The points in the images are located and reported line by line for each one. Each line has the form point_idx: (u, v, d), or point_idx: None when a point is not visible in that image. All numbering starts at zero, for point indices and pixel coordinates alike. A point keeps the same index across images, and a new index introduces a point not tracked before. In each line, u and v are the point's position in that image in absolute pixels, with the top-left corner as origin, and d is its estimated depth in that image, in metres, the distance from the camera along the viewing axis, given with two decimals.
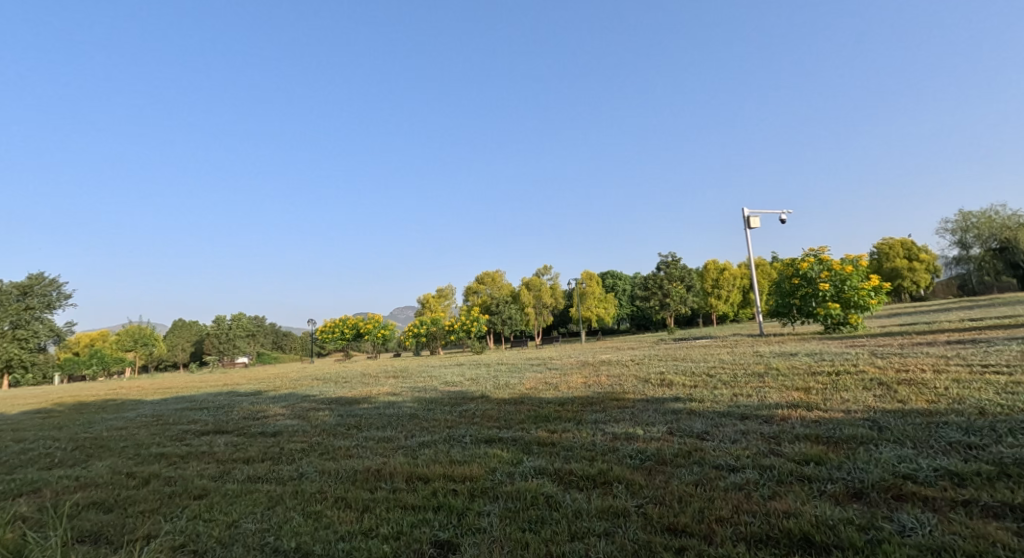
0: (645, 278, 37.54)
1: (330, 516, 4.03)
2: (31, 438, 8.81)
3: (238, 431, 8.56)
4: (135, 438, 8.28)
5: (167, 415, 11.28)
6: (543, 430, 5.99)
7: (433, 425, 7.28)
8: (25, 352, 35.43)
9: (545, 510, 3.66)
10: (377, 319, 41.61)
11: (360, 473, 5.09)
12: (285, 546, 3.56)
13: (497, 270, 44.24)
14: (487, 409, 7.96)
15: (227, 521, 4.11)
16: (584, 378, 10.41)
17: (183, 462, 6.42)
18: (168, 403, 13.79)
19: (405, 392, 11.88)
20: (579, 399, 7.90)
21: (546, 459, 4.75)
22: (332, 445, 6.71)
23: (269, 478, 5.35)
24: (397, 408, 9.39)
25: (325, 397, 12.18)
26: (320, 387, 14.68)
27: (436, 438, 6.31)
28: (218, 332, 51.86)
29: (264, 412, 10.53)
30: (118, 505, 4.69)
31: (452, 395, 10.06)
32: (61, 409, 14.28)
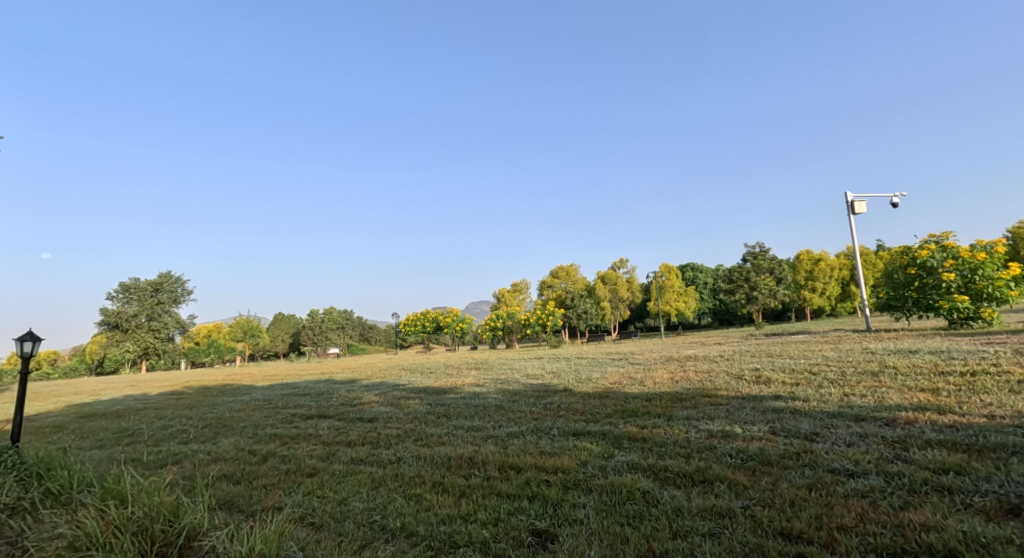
0: (730, 270, 35.73)
1: (430, 500, 4.21)
2: (167, 416, 10.00)
3: (339, 416, 9.21)
4: (252, 420, 9.17)
5: (277, 399, 12.38)
6: (633, 425, 5.87)
7: (520, 416, 7.38)
8: (159, 340, 40.37)
9: (643, 506, 3.59)
10: (455, 313, 42.65)
11: (454, 459, 5.27)
12: (391, 525, 3.78)
13: (572, 264, 43.07)
14: (572, 403, 7.95)
15: (338, 498, 4.43)
16: (670, 373, 10.06)
17: (294, 443, 7.00)
18: (276, 389, 15.12)
19: (488, 383, 12.16)
20: (668, 394, 7.67)
21: (638, 454, 4.65)
22: (425, 432, 7.02)
23: (370, 461, 5.70)
24: (482, 399, 9.65)
25: (413, 387, 12.76)
26: (408, 377, 15.43)
27: (524, 429, 6.39)
28: (313, 325, 55.90)
29: (360, 399, 11.24)
30: (244, 478, 5.22)
31: (536, 388, 10.15)
32: (189, 392, 16.11)
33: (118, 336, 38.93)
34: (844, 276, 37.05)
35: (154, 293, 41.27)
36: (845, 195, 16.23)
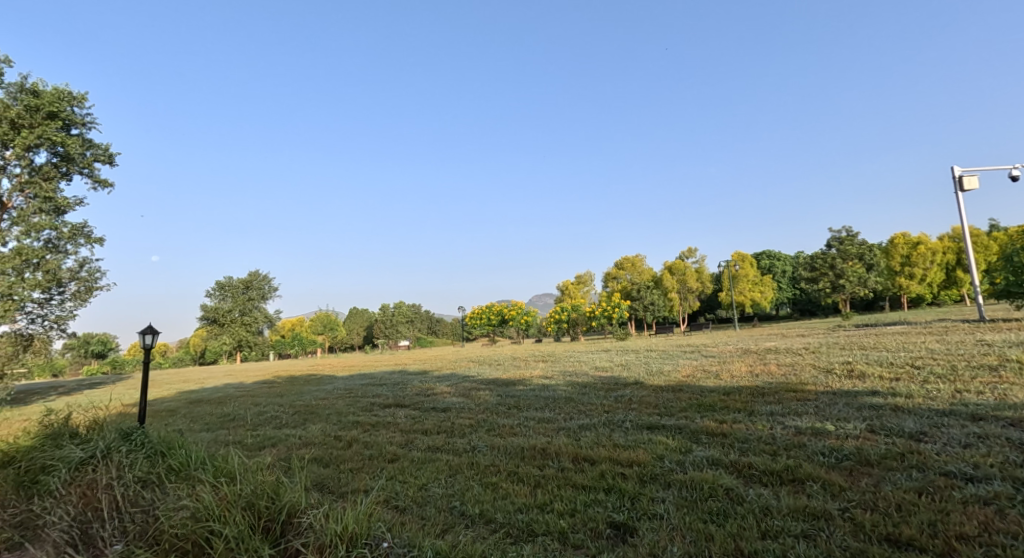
0: (813, 257, 33.47)
1: (506, 488, 4.28)
2: (261, 403, 10.84)
3: (414, 405, 9.57)
4: (336, 408, 9.74)
5: (356, 389, 13.06)
6: (711, 419, 5.66)
7: (591, 409, 7.33)
8: (250, 334, 43.66)
9: (726, 503, 3.46)
10: (520, 306, 42.73)
11: (528, 450, 5.32)
12: (470, 511, 3.88)
13: (638, 255, 41.80)
14: (645, 396, 7.80)
15: (418, 483, 4.61)
16: (749, 367, 9.59)
17: (374, 430, 7.34)
18: (354, 379, 15.96)
19: (557, 375, 12.17)
20: (748, 388, 7.32)
21: (718, 450, 4.48)
22: (497, 423, 7.14)
23: (446, 449, 5.88)
24: (552, 391, 9.67)
25: (483, 378, 13.02)
26: (478, 369, 15.75)
27: (596, 421, 6.34)
28: (385, 319, 58.32)
29: (433, 390, 11.61)
30: (332, 461, 5.56)
31: (606, 381, 10.05)
32: (278, 381, 17.38)
33: (216, 330, 42.57)
34: (949, 260, 33.71)
35: (245, 290, 44.64)
36: (952, 170, 14.64)
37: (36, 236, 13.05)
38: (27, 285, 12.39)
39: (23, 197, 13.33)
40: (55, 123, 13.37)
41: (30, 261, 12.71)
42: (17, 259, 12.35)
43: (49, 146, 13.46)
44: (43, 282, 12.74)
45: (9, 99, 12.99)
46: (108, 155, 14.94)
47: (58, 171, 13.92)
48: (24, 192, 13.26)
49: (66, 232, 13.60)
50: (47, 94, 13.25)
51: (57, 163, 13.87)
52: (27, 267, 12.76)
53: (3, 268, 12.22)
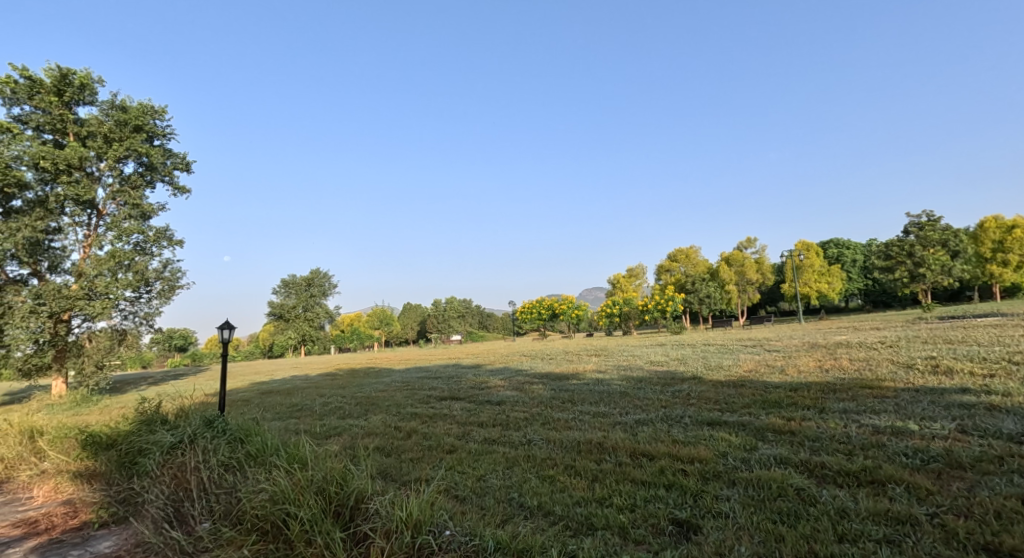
0: (888, 245, 31.34)
1: (563, 482, 4.29)
2: (325, 394, 11.36)
3: (469, 398, 9.73)
4: (394, 399, 10.05)
5: (413, 381, 13.44)
6: (777, 416, 5.43)
7: (647, 403, 7.20)
8: (313, 329, 45.75)
9: (797, 504, 3.32)
10: (571, 300, 42.41)
11: (584, 444, 5.29)
12: (528, 503, 3.91)
13: (692, 246, 40.60)
14: (704, 391, 7.58)
15: (476, 474, 4.69)
16: (818, 362, 9.11)
17: (432, 422, 7.52)
18: (411, 372, 16.43)
19: (611, 370, 12.04)
20: (817, 384, 6.97)
21: (787, 448, 4.30)
22: (552, 416, 7.14)
23: (502, 441, 5.94)
24: (606, 385, 9.57)
25: (536, 372, 13.07)
26: (531, 363, 15.81)
27: (653, 417, 6.22)
28: (437, 314, 59.50)
29: (487, 383, 11.77)
30: (393, 451, 5.75)
31: (662, 375, 9.84)
32: (340, 373, 18.16)
33: (282, 325, 44.95)
34: None
35: (307, 287, 46.75)
36: None
37: (127, 239, 14.18)
38: (121, 284, 13.53)
39: (114, 204, 14.50)
40: (141, 135, 14.46)
41: (122, 263, 13.85)
42: (111, 261, 13.48)
43: (136, 157, 14.59)
44: (133, 282, 13.84)
45: (102, 116, 14.14)
46: (186, 163, 16.00)
47: (144, 180, 15.06)
48: (115, 199, 14.43)
49: (152, 236, 14.70)
50: (133, 109, 14.32)
51: (142, 172, 15.00)
52: (120, 268, 13.90)
53: (100, 270, 13.39)
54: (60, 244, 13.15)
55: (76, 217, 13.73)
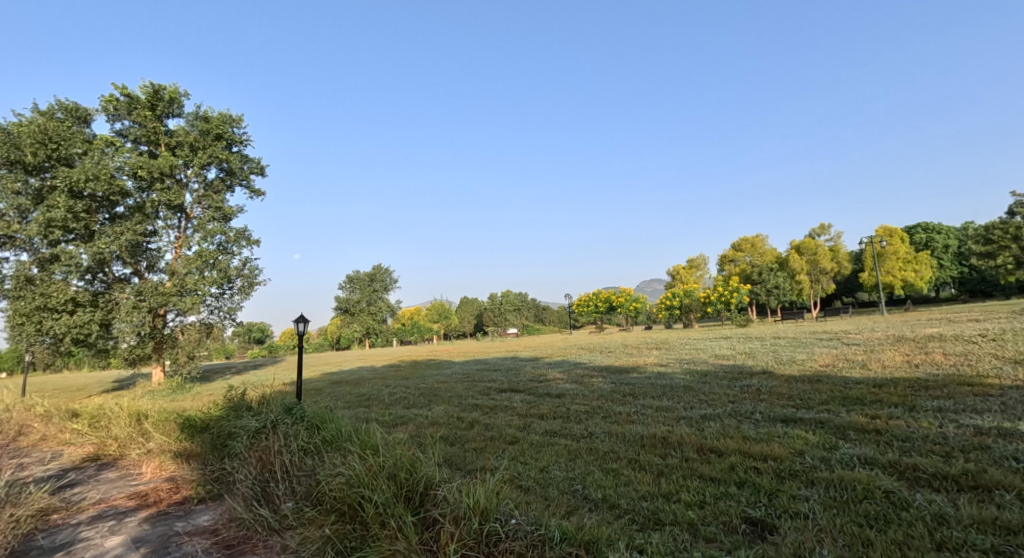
0: (987, 229, 28.56)
1: (628, 475, 4.23)
2: (390, 385, 11.77)
3: (529, 390, 9.79)
4: (456, 391, 10.27)
5: (473, 373, 13.67)
6: (860, 414, 5.10)
7: (713, 398, 6.97)
8: (376, 322, 47.50)
9: (886, 507, 3.12)
10: (628, 292, 41.41)
11: (648, 438, 5.20)
12: (593, 496, 3.89)
13: (759, 235, 38.69)
14: (775, 386, 7.24)
15: (539, 466, 4.72)
16: (905, 356, 8.47)
17: (493, 413, 7.63)
18: (471, 364, 16.72)
19: (674, 363, 11.73)
20: (904, 380, 6.48)
21: (872, 448, 4.04)
22: (614, 410, 7.05)
23: (564, 434, 5.93)
24: (669, 379, 9.34)
25: (595, 365, 12.95)
26: (589, 356, 15.67)
27: (721, 412, 6.01)
28: (494, 307, 60.05)
29: (546, 376, 11.79)
30: (457, 441, 5.88)
31: (729, 369, 9.49)
32: (404, 365, 18.76)
33: (347, 319, 46.96)
34: None
35: (371, 283, 48.59)
36: None
37: (211, 240, 15.25)
38: (208, 281, 14.63)
39: (200, 208, 15.62)
40: (221, 143, 15.49)
41: (208, 261, 14.89)
42: (198, 261, 14.54)
43: (218, 163, 15.65)
44: (217, 279, 14.88)
45: (188, 126, 15.24)
46: (261, 167, 16.97)
47: (225, 184, 16.13)
48: (200, 203, 15.54)
49: (232, 237, 15.72)
50: (214, 119, 15.35)
51: (223, 177, 16.07)
52: (206, 267, 14.97)
53: (189, 268, 14.50)
54: (155, 245, 14.33)
55: (169, 220, 14.92)
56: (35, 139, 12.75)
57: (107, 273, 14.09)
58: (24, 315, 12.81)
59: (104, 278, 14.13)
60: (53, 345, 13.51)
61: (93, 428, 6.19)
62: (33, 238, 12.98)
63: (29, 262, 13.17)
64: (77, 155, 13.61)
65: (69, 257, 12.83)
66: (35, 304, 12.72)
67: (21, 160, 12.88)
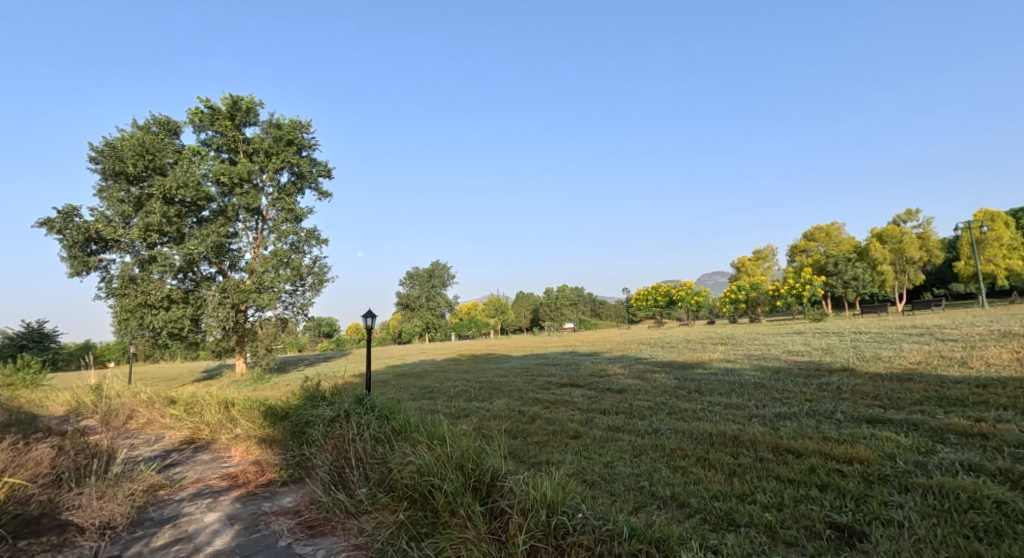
0: None
1: (698, 474, 4.10)
2: (452, 378, 12.02)
3: (589, 385, 9.69)
4: (516, 384, 10.34)
5: (532, 367, 13.72)
6: (959, 416, 4.69)
7: (788, 396, 6.63)
8: (436, 317, 48.63)
9: (995, 519, 2.86)
10: (689, 286, 39.98)
11: (716, 436, 5.02)
12: (661, 493, 3.80)
13: (834, 223, 36.32)
14: (858, 385, 6.78)
15: (604, 460, 4.67)
16: (1009, 354, 7.71)
17: (554, 407, 7.62)
18: (530, 359, 16.79)
19: (742, 359, 11.25)
20: (1011, 381, 5.88)
21: (977, 453, 3.71)
22: (678, 406, 6.85)
23: (627, 430, 5.83)
24: (737, 375, 8.96)
25: (657, 360, 12.64)
26: (651, 351, 15.31)
27: (796, 411, 5.70)
28: (549, 302, 59.85)
29: (606, 371, 11.64)
30: (520, 434, 5.92)
31: (804, 366, 8.98)
32: (465, 359, 19.14)
33: (408, 314, 48.43)
34: None
35: (429, 279, 49.74)
36: None
37: (285, 240, 16.16)
38: (284, 278, 15.54)
39: (275, 210, 16.57)
40: (292, 149, 16.34)
41: (283, 261, 15.79)
42: (274, 260, 15.45)
43: (289, 168, 16.54)
44: (291, 276, 15.76)
45: (263, 134, 16.18)
46: (328, 170, 17.77)
47: (296, 188, 17.01)
48: (274, 206, 16.48)
49: (304, 236, 16.58)
50: (286, 126, 16.19)
51: (294, 181, 16.95)
52: (281, 265, 15.89)
53: (266, 267, 15.44)
54: (236, 246, 15.36)
55: (247, 222, 15.93)
56: (135, 151, 13.95)
57: (195, 272, 15.25)
58: (128, 311, 14.13)
59: (194, 277, 15.29)
60: (152, 338, 14.84)
61: (189, 414, 6.72)
62: (134, 241, 14.25)
63: (131, 263, 14.47)
64: (169, 165, 14.78)
65: (165, 258, 14.00)
66: (137, 301, 13.99)
67: (124, 171, 14.14)
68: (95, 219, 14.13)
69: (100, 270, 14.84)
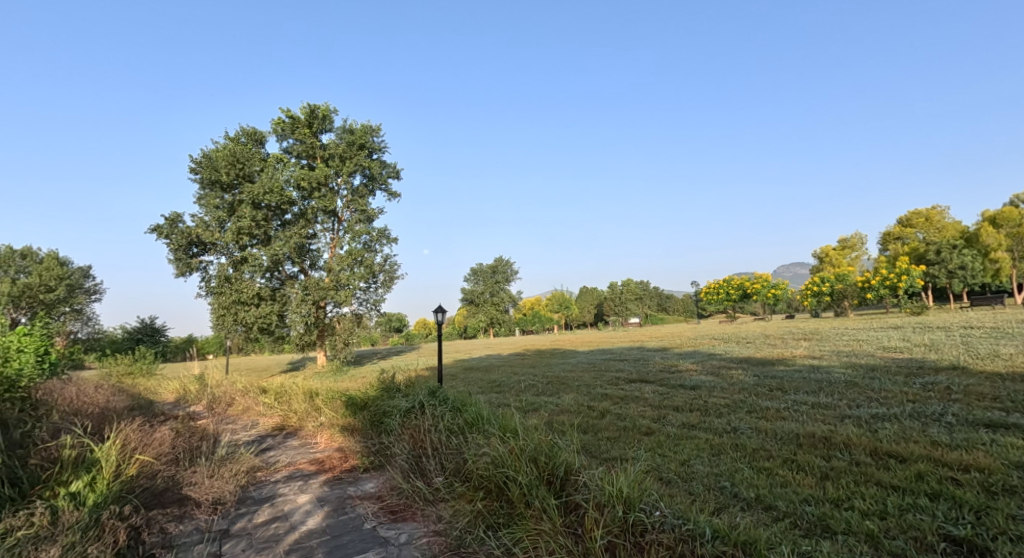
0: None
1: (785, 476, 3.86)
2: (519, 373, 12.08)
3: (660, 381, 9.41)
4: (584, 380, 10.21)
5: (600, 363, 13.52)
6: None
7: (887, 396, 6.10)
8: (500, 313, 49.20)
9: None
10: (765, 278, 37.73)
11: (804, 437, 4.71)
12: (744, 494, 3.62)
13: (938, 207, 32.83)
14: (971, 385, 6.12)
15: (680, 458, 4.52)
16: None
17: (624, 403, 7.46)
18: (597, 354, 16.56)
19: (829, 356, 10.49)
20: None
21: None
22: (759, 405, 6.49)
23: (703, 427, 5.60)
24: (825, 373, 8.36)
25: (733, 357, 12.07)
26: (726, 346, 14.63)
27: (898, 412, 5.22)
28: (613, 296, 58.64)
29: (677, 367, 11.26)
30: (590, 429, 5.85)
31: (903, 364, 8.23)
32: (531, 353, 19.19)
33: (473, 309, 49.26)
34: None
35: (493, 274, 50.13)
36: None
37: (358, 239, 16.90)
38: (359, 276, 16.24)
39: (349, 211, 17.37)
40: (363, 152, 17.02)
41: (357, 259, 16.52)
42: (349, 259, 16.19)
43: (361, 171, 17.27)
44: (365, 274, 16.44)
45: (338, 140, 16.98)
46: (397, 172, 18.37)
47: (367, 189, 17.71)
48: (349, 207, 17.26)
49: (376, 236, 17.25)
50: (358, 130, 16.88)
51: (366, 183, 17.66)
52: (355, 264, 16.63)
53: (342, 266, 16.22)
54: (316, 246, 16.25)
55: (324, 224, 16.78)
56: (227, 161, 15.10)
57: (280, 271, 16.29)
58: (224, 307, 15.35)
59: (279, 276, 16.34)
60: (244, 333, 16.04)
61: (279, 403, 7.20)
62: (228, 244, 15.43)
63: (226, 264, 15.68)
64: (256, 172, 15.85)
65: (255, 259, 15.07)
66: (231, 299, 15.17)
67: (218, 180, 15.37)
68: (195, 224, 15.43)
69: (200, 270, 16.19)
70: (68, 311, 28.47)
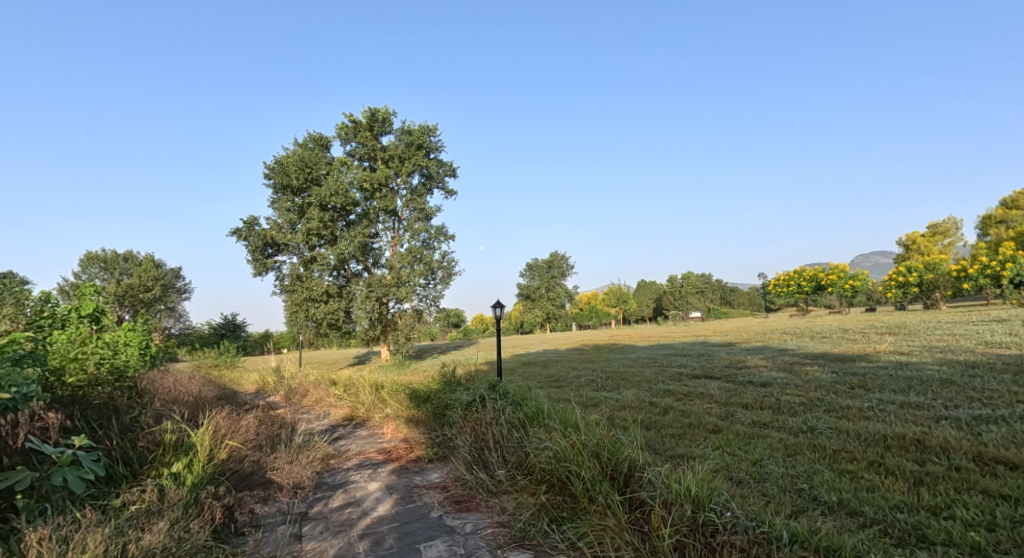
0: None
1: (871, 480, 3.58)
2: (578, 368, 11.96)
3: (726, 377, 9.04)
4: (645, 375, 9.98)
5: (661, 358, 13.16)
6: None
7: (988, 396, 5.53)
8: (557, 307, 49.11)
9: None
10: (840, 269, 35.38)
11: (892, 439, 4.35)
12: (825, 498, 3.38)
13: None
14: None
15: (751, 458, 4.29)
16: None
17: (689, 400, 7.20)
18: (658, 349, 16.14)
19: (917, 352, 9.67)
20: None
21: None
22: (839, 403, 6.07)
23: (776, 426, 5.31)
24: (913, 370, 7.71)
25: (807, 352, 11.39)
26: (798, 342, 13.83)
27: (1003, 414, 4.73)
28: (673, 290, 56.84)
29: (745, 363, 10.76)
30: (653, 426, 5.68)
31: (1007, 362, 7.45)
32: (590, 348, 18.98)
33: (529, 305, 49.34)
34: None
35: (549, 269, 50.00)
36: None
37: (418, 237, 17.31)
38: (419, 272, 16.61)
39: (409, 210, 17.79)
40: (421, 152, 17.38)
41: (416, 256, 16.91)
42: (410, 256, 16.60)
43: (419, 171, 17.65)
44: (425, 270, 16.80)
45: (398, 141, 17.43)
46: (453, 170, 18.63)
47: (426, 188, 18.07)
48: (408, 206, 17.69)
49: (435, 233, 17.58)
50: (416, 131, 17.24)
51: (424, 182, 18.02)
52: (415, 261, 17.02)
53: (403, 263, 16.66)
54: (379, 245, 16.79)
55: (386, 223, 17.28)
56: (297, 166, 15.87)
57: (346, 269, 16.95)
58: (296, 305, 16.19)
59: (345, 274, 17.02)
60: (314, 328, 16.85)
61: (348, 394, 7.49)
62: (299, 244, 16.23)
63: (297, 263, 16.51)
64: (323, 176, 16.55)
65: (323, 258, 15.76)
66: (302, 296, 15.98)
67: (289, 184, 16.20)
68: (269, 226, 16.36)
69: (275, 270, 17.14)
70: (163, 309, 31.15)
